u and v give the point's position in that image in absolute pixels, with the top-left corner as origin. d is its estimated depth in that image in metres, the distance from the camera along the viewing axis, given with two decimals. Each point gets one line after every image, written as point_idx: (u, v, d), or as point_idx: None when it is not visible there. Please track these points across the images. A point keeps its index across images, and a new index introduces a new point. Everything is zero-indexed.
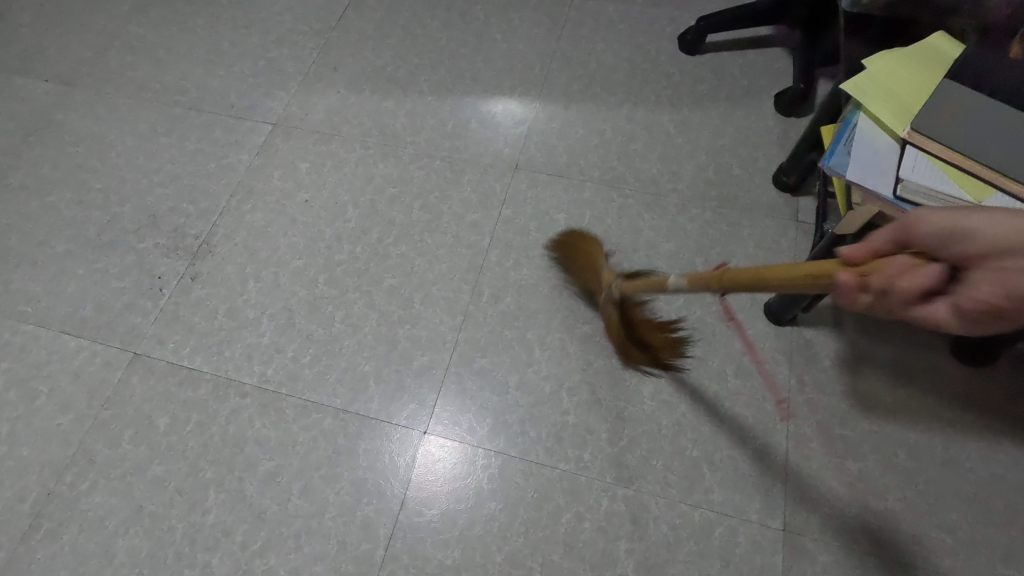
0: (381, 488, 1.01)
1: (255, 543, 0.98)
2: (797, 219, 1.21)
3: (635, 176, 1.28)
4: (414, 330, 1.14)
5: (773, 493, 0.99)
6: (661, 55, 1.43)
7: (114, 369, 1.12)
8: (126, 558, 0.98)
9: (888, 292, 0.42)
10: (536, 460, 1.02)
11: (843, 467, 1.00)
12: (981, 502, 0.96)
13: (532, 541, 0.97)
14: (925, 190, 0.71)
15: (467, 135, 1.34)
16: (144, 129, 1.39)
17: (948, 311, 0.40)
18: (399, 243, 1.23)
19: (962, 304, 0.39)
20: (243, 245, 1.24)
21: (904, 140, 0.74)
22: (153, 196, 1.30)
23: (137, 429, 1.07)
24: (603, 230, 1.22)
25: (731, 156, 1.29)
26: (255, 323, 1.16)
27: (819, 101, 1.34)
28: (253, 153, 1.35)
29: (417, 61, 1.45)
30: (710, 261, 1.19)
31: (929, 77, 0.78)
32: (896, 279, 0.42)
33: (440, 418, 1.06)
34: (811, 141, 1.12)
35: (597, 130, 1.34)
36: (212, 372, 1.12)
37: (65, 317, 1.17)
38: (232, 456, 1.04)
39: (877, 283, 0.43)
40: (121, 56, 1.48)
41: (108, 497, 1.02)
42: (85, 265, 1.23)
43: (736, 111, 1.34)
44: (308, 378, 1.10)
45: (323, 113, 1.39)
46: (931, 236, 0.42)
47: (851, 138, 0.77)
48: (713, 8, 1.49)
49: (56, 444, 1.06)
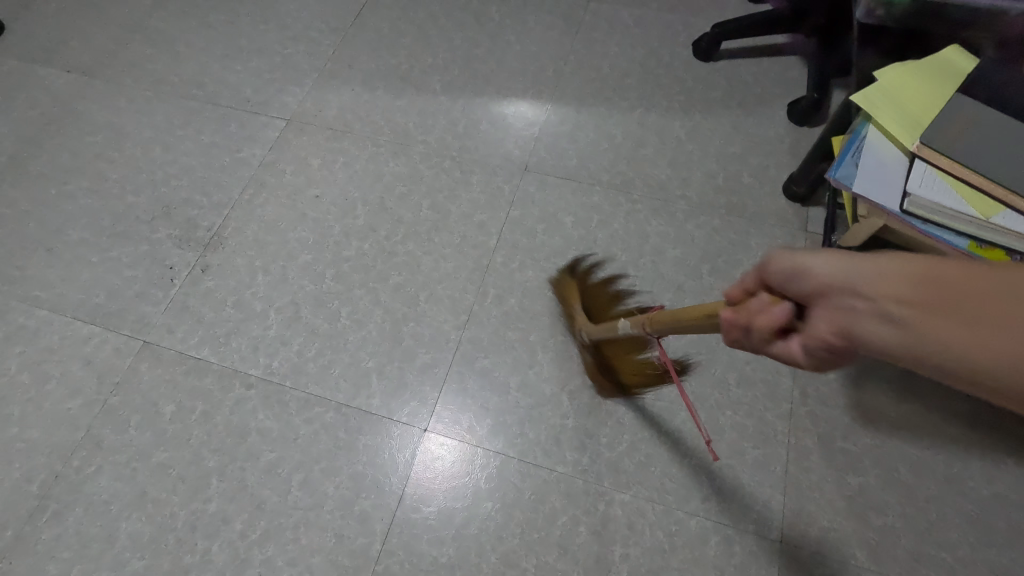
0: (380, 484, 1.02)
1: (254, 533, 1.00)
2: (806, 229, 1.20)
3: (645, 181, 1.28)
4: (417, 328, 1.14)
5: (771, 504, 0.98)
6: (674, 60, 1.43)
7: (124, 356, 1.14)
8: (128, 542, 1.00)
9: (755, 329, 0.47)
10: (534, 462, 1.03)
11: (843, 481, 0.99)
12: (983, 522, 0.95)
13: (527, 542, 0.97)
14: (932, 205, 0.70)
15: (477, 135, 1.35)
16: (161, 121, 1.41)
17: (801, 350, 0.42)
18: (406, 241, 1.24)
19: (808, 344, 0.41)
20: (253, 238, 1.26)
21: (913, 153, 0.73)
22: (167, 187, 1.32)
23: (143, 415, 1.09)
24: (610, 234, 1.22)
25: (741, 163, 1.28)
26: (262, 316, 1.17)
27: (832, 110, 1.33)
28: (266, 148, 1.36)
29: (431, 60, 1.46)
30: (716, 268, 1.18)
31: (942, 89, 0.77)
32: (754, 319, 0.47)
33: (440, 416, 1.07)
34: (822, 151, 1.11)
35: (607, 134, 1.34)
36: (218, 362, 1.13)
37: (78, 304, 1.20)
38: (235, 446, 1.06)
39: (743, 321, 0.49)
40: (141, 49, 1.51)
41: (113, 481, 1.04)
42: (99, 253, 1.25)
43: (749, 118, 1.34)
44: (312, 371, 1.12)
45: (336, 110, 1.41)
46: (784, 281, 0.43)
47: (860, 149, 0.76)
48: (729, 15, 1.48)
49: (64, 428, 1.08)
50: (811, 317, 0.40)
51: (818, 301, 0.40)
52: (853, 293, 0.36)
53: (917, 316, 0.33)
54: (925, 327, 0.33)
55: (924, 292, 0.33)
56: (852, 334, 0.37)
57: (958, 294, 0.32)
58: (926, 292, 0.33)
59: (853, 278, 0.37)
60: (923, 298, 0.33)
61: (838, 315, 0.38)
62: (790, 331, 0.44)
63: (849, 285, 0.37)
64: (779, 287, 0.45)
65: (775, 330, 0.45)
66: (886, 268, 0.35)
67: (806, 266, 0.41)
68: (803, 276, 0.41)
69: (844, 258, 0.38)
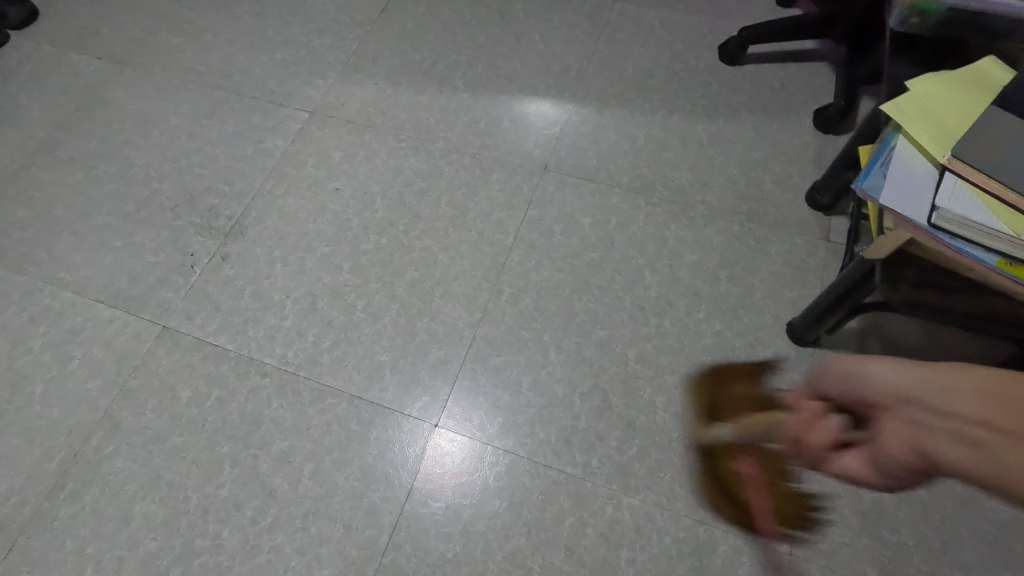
0: (390, 477, 1.03)
1: (265, 520, 1.01)
2: (828, 239, 1.19)
3: (665, 184, 1.27)
4: (432, 324, 1.15)
5: (781, 515, 0.97)
6: (699, 63, 1.41)
7: (144, 340, 1.16)
8: (142, 522, 1.01)
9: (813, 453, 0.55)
10: (543, 461, 1.03)
11: (857, 495, 0.98)
12: (999, 544, 0.94)
13: (533, 542, 0.97)
14: (961, 220, 0.68)
15: (498, 133, 1.35)
16: (187, 110, 1.43)
17: (866, 466, 0.47)
18: (423, 236, 1.24)
19: (884, 457, 0.44)
20: (273, 228, 1.27)
21: (943, 165, 0.72)
22: (191, 175, 1.34)
23: (161, 399, 1.11)
24: (627, 236, 1.21)
25: (764, 170, 1.27)
26: (279, 306, 1.19)
27: (860, 118, 1.31)
28: (289, 140, 1.38)
29: (455, 57, 1.46)
30: (734, 275, 1.17)
31: (977, 102, 0.75)
32: (819, 437, 0.54)
33: (452, 413, 1.07)
34: (847, 161, 1.10)
35: (629, 136, 1.33)
36: (235, 350, 1.15)
37: (101, 287, 1.22)
38: (248, 433, 1.07)
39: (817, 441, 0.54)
40: (170, 38, 1.53)
41: (129, 463, 1.06)
42: (123, 238, 1.27)
43: (773, 124, 1.32)
44: (326, 362, 1.13)
45: (359, 103, 1.41)
46: (840, 383, 0.51)
47: (888, 160, 0.75)
48: (757, 19, 1.47)
49: (83, 408, 1.10)
50: (880, 429, 0.45)
51: (886, 414, 0.44)
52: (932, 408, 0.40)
53: (995, 438, 0.36)
54: (998, 450, 0.36)
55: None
56: (928, 450, 0.40)
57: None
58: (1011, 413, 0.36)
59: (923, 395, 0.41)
60: (996, 419, 0.36)
61: (908, 430, 0.42)
62: (850, 445, 0.50)
63: (925, 401, 0.41)
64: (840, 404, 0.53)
65: (833, 444, 0.52)
66: (964, 390, 0.39)
67: (878, 377, 0.46)
68: (874, 383, 0.46)
69: (930, 377, 0.41)
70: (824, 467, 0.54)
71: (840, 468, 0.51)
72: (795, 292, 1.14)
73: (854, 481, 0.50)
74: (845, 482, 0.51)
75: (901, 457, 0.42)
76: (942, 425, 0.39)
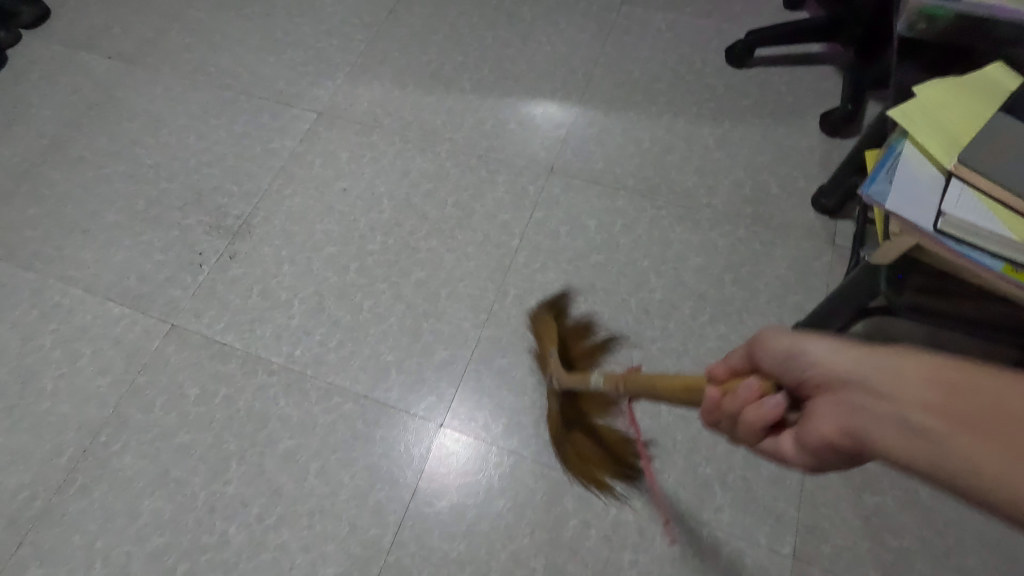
0: (395, 477, 1.04)
1: (270, 517, 1.02)
2: (834, 243, 1.19)
3: (670, 187, 1.27)
4: (437, 324, 1.16)
5: (784, 519, 0.97)
6: (706, 66, 1.42)
7: (152, 338, 1.18)
8: (150, 518, 1.02)
9: (739, 424, 0.54)
10: (547, 462, 1.03)
11: (860, 500, 0.98)
12: (1003, 550, 0.94)
13: (537, 543, 0.98)
14: (967, 225, 0.68)
15: (505, 135, 1.36)
16: (196, 109, 1.44)
17: (792, 447, 0.51)
18: (429, 237, 1.25)
19: (831, 443, 0.45)
20: (281, 228, 1.28)
21: (950, 172, 0.72)
22: (200, 174, 1.35)
23: (169, 397, 1.12)
24: (633, 238, 1.22)
25: (770, 173, 1.27)
26: (286, 305, 1.20)
27: (866, 123, 1.31)
28: (297, 140, 1.39)
29: (462, 59, 1.47)
30: (739, 278, 1.17)
31: (983, 109, 0.75)
32: (742, 410, 0.53)
33: (457, 413, 1.08)
34: (854, 165, 1.10)
35: (635, 138, 1.33)
36: (243, 349, 1.16)
37: (110, 285, 1.23)
38: (255, 431, 1.08)
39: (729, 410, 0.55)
40: (180, 38, 1.55)
41: (137, 459, 1.07)
42: (132, 237, 1.29)
43: (780, 127, 1.32)
44: (332, 362, 1.14)
45: (366, 104, 1.42)
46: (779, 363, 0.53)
47: (894, 166, 0.75)
48: (764, 22, 1.47)
49: (93, 404, 1.12)
50: (814, 410, 0.47)
51: (826, 393, 0.47)
52: (876, 392, 0.42)
53: (942, 427, 0.38)
54: (949, 438, 0.37)
55: (998, 437, 0.35)
56: (859, 432, 0.43)
57: (1000, 414, 0.36)
58: (954, 402, 0.38)
59: (868, 379, 0.43)
60: (948, 409, 0.38)
61: (851, 414, 0.44)
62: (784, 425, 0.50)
63: (868, 385, 0.43)
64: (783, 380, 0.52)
65: (765, 422, 0.51)
66: (917, 375, 0.40)
67: (808, 355, 0.50)
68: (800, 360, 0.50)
69: (865, 364, 0.44)
70: (753, 443, 0.55)
71: (769, 445, 0.53)
72: (800, 296, 1.14)
73: (779, 458, 0.53)
74: (770, 458, 0.54)
75: (829, 434, 0.45)
76: (884, 408, 0.41)
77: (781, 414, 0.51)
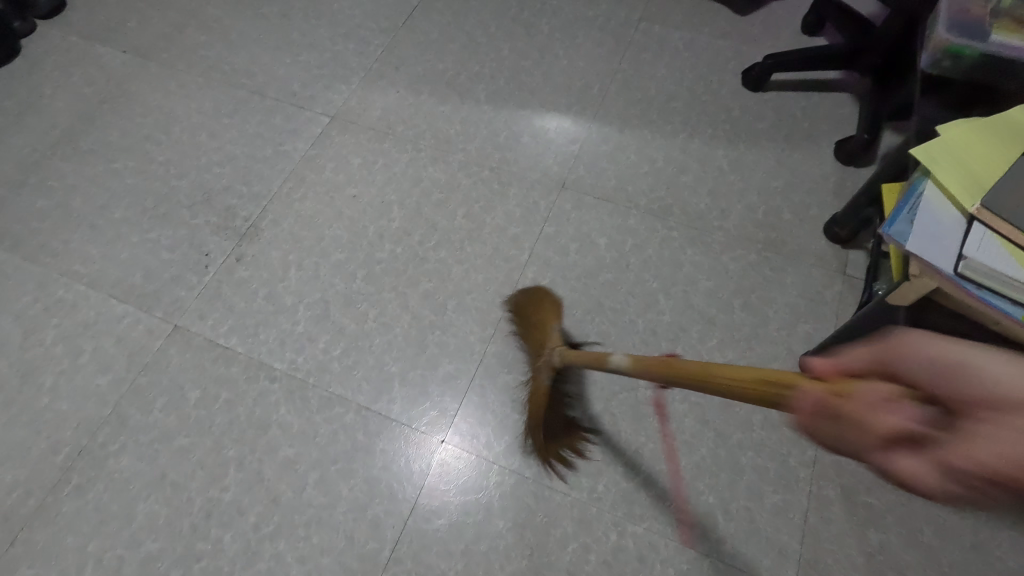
0: (394, 490, 1.03)
1: (267, 526, 1.01)
2: (845, 272, 1.18)
3: (682, 208, 1.26)
4: (443, 337, 1.15)
5: (786, 552, 0.96)
6: (723, 87, 1.41)
7: (155, 338, 1.17)
8: (145, 522, 1.01)
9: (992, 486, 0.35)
10: (549, 483, 1.02)
11: (864, 536, 0.97)
12: None
13: (536, 565, 0.97)
14: (990, 271, 0.67)
15: (518, 147, 1.35)
16: (209, 108, 1.44)
17: (924, 468, 0.37)
18: (438, 248, 1.24)
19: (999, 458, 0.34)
20: (290, 232, 1.27)
21: (972, 215, 0.71)
22: (211, 174, 1.35)
23: (169, 398, 1.11)
24: (643, 259, 1.21)
25: (783, 199, 1.27)
26: (291, 311, 1.19)
27: (883, 151, 1.30)
28: (309, 143, 1.38)
29: (478, 69, 1.46)
30: (749, 304, 1.16)
31: (1008, 151, 0.74)
32: (884, 412, 0.38)
33: (459, 429, 1.07)
34: (870, 197, 1.09)
35: (649, 157, 1.33)
36: (246, 353, 1.15)
37: (115, 282, 1.22)
38: (255, 437, 1.07)
39: (852, 405, 0.39)
40: (196, 35, 1.54)
41: (134, 461, 1.06)
42: (140, 233, 1.28)
43: (795, 153, 1.32)
44: (336, 370, 1.13)
45: (380, 110, 1.42)
46: (914, 368, 0.39)
47: (917, 206, 0.74)
48: (783, 46, 1.47)
49: (92, 402, 1.11)
50: (961, 427, 0.36)
51: (971, 412, 0.37)
52: None
53: None
54: None
55: None
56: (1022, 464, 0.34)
57: None
58: None
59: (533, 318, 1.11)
60: None
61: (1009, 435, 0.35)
62: (906, 435, 0.37)
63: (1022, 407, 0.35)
64: (910, 383, 0.39)
65: (894, 431, 0.37)
66: None
67: (967, 371, 0.38)
68: (946, 375, 0.38)
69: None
70: (857, 454, 0.40)
71: (883, 466, 0.39)
72: (810, 325, 1.14)
73: (895, 482, 0.38)
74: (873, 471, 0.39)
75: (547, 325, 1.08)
76: None
77: (921, 422, 0.37)
